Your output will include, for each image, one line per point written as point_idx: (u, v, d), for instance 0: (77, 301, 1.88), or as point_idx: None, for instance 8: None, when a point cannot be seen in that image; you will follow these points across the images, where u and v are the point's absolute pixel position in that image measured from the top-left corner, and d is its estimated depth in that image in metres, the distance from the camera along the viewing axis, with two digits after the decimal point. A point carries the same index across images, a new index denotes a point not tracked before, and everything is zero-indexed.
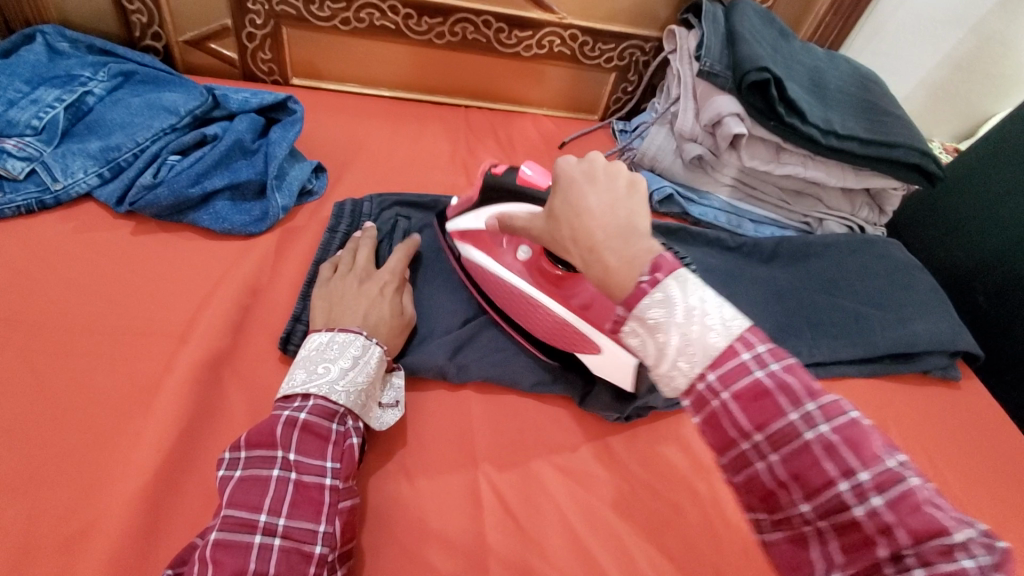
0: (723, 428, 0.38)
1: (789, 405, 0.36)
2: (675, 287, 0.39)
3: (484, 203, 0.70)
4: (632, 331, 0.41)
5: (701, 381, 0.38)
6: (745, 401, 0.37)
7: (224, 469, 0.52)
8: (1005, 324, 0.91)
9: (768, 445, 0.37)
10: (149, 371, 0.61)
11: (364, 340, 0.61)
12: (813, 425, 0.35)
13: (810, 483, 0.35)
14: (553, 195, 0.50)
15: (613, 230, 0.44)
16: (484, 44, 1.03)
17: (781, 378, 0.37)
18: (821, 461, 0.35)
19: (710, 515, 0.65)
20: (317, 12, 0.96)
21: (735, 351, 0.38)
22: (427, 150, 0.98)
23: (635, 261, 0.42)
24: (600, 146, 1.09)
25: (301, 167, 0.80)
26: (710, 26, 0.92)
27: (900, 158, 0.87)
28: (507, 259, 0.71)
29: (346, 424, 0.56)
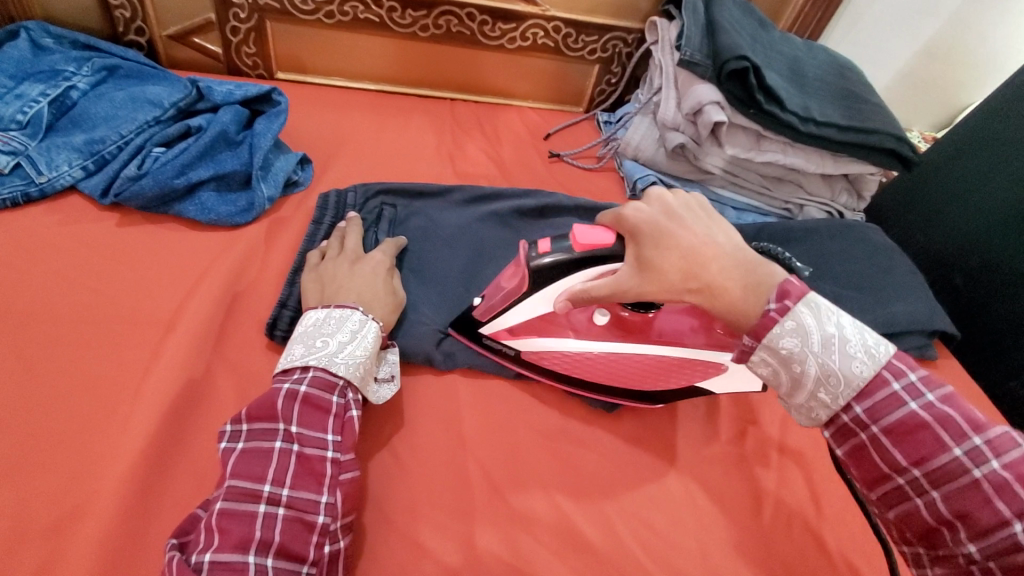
0: (873, 464, 0.47)
1: (951, 441, 0.43)
2: (807, 315, 0.47)
3: (538, 290, 0.61)
4: (765, 361, 0.49)
5: (848, 413, 0.47)
6: (897, 437, 0.45)
7: (226, 440, 0.52)
8: (980, 304, 0.94)
9: (927, 480, 0.44)
10: (137, 360, 0.61)
11: (360, 315, 0.62)
12: (980, 464, 0.42)
13: (975, 522, 0.41)
14: (637, 243, 0.54)
15: (725, 264, 0.52)
16: (468, 36, 1.04)
17: (939, 413, 0.44)
18: (991, 499, 0.41)
19: (695, 492, 0.66)
20: (301, 5, 0.96)
21: (884, 381, 0.46)
22: (414, 142, 0.99)
23: (760, 291, 0.50)
24: (585, 137, 1.10)
25: (286, 158, 0.81)
26: (690, 16, 0.93)
27: (877, 144, 0.89)
28: (581, 329, 0.68)
29: (346, 397, 0.57)
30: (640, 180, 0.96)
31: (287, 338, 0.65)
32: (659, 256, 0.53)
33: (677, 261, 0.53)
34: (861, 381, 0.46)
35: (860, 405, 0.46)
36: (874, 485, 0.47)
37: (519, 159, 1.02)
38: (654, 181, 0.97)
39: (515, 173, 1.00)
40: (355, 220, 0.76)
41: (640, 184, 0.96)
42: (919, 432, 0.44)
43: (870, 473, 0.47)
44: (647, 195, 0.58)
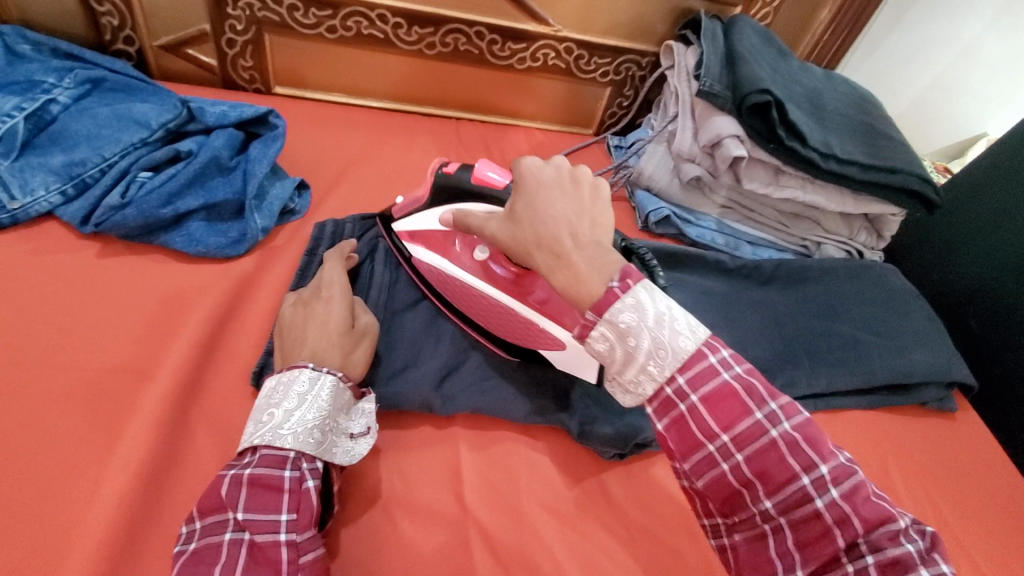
0: (689, 433, 0.45)
1: (753, 405, 0.44)
2: (644, 293, 0.46)
3: (435, 205, 0.70)
4: (603, 337, 0.46)
5: (672, 384, 0.45)
6: (710, 406, 0.44)
7: (179, 542, 0.48)
8: (995, 351, 0.91)
9: (734, 445, 0.43)
10: (113, 412, 0.56)
11: (309, 371, 0.54)
12: (776, 426, 0.43)
13: (773, 481, 0.43)
14: (517, 196, 0.55)
15: (579, 237, 0.51)
16: (476, 55, 1.00)
17: (746, 382, 0.44)
18: (786, 457, 0.42)
19: (711, 560, 0.62)
20: (302, 19, 0.92)
21: (704, 354, 0.45)
22: (417, 165, 0.94)
23: (605, 268, 0.48)
24: (593, 163, 1.06)
25: (282, 185, 0.76)
26: (709, 45, 0.89)
27: (900, 184, 0.85)
28: (462, 258, 0.71)
29: (300, 468, 0.51)
30: (654, 213, 0.92)
31: None
32: (525, 213, 0.53)
33: (535, 224, 0.52)
34: (685, 354, 0.45)
35: (684, 375, 0.45)
36: (685, 456, 0.45)
37: None
38: (668, 214, 0.93)
39: None
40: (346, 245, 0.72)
41: (653, 216, 0.92)
42: (729, 400, 0.44)
43: (684, 444, 0.45)
44: (553, 158, 0.56)
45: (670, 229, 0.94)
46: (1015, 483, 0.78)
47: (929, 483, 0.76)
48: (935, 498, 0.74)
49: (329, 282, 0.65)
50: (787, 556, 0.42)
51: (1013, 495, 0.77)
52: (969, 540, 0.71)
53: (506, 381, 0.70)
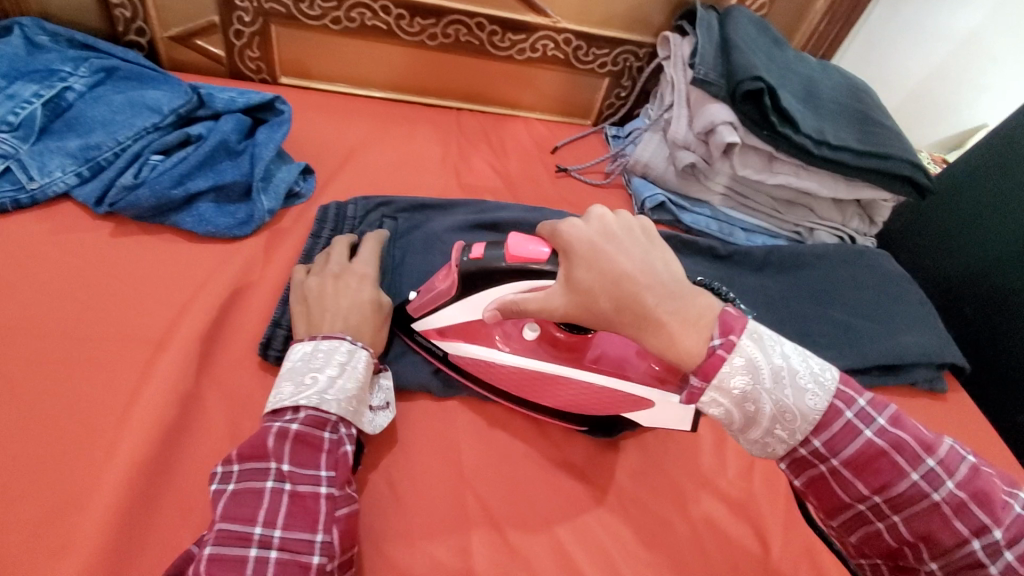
0: (836, 493, 0.46)
1: (907, 465, 0.44)
2: (754, 349, 0.46)
3: (468, 293, 0.62)
4: (716, 402, 0.47)
5: (807, 446, 0.46)
6: (856, 469, 0.45)
7: (218, 483, 0.51)
8: (989, 335, 0.92)
9: (890, 507, 0.44)
10: (127, 379, 0.59)
11: (349, 344, 0.60)
12: (935, 484, 0.43)
13: (938, 543, 0.43)
14: (570, 262, 0.53)
15: (662, 291, 0.49)
16: (476, 46, 1.02)
17: (893, 438, 0.45)
18: (951, 519, 0.43)
19: (699, 527, 0.65)
20: (307, 10, 0.94)
21: (839, 411, 0.45)
22: (418, 153, 0.96)
23: (700, 325, 0.47)
24: (592, 152, 1.08)
25: (288, 169, 0.79)
26: (704, 34, 0.92)
27: (891, 169, 0.87)
28: (513, 344, 0.67)
29: (339, 432, 0.55)
30: (649, 199, 0.94)
31: (281, 358, 0.63)
32: (590, 278, 0.51)
33: (610, 290, 0.50)
34: (815, 415, 0.45)
35: (819, 438, 0.45)
36: (835, 514, 0.47)
37: (525, 173, 1.00)
38: (664, 201, 0.95)
39: (520, 187, 0.97)
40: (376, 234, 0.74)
41: (649, 203, 0.94)
42: (877, 460, 0.44)
43: (833, 504, 0.47)
44: (591, 211, 0.55)
45: (665, 216, 0.96)
46: (1001, 461, 0.80)
47: None
48: None
49: (361, 263, 0.69)
50: None
51: (999, 472, 0.79)
52: None
53: None
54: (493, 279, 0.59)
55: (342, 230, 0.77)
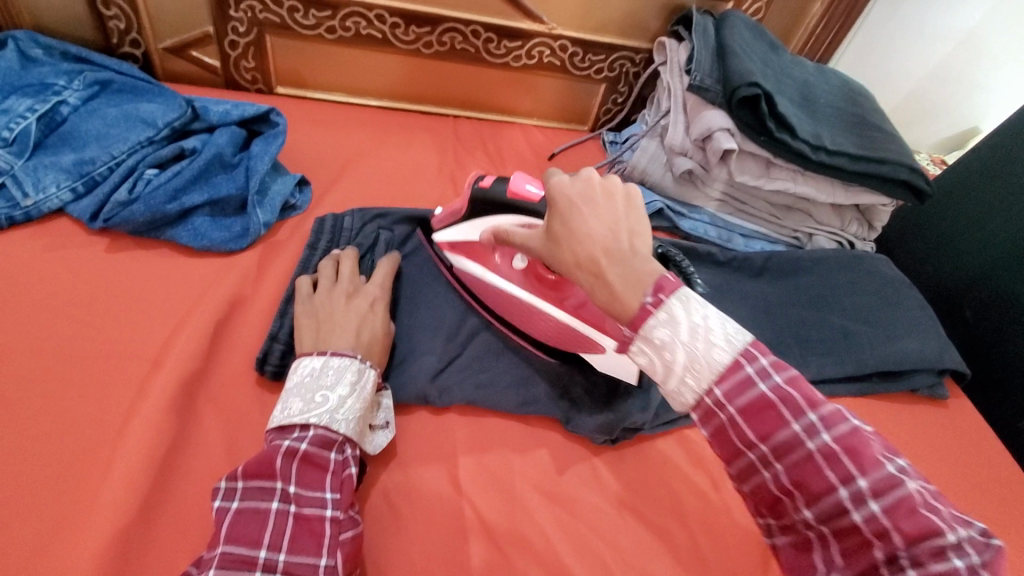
0: (726, 442, 0.44)
1: (791, 416, 0.42)
2: (678, 308, 0.44)
3: (474, 216, 0.71)
4: (642, 351, 0.45)
5: (710, 395, 0.43)
6: (746, 418, 0.42)
7: (221, 499, 0.50)
8: (990, 340, 0.92)
9: (773, 456, 0.42)
10: (123, 398, 0.59)
11: (359, 362, 0.60)
12: (813, 438, 0.41)
13: (811, 492, 0.41)
14: (549, 216, 0.52)
15: (614, 252, 0.47)
16: (472, 54, 1.02)
17: (782, 392, 0.42)
18: (822, 469, 0.40)
19: (699, 539, 0.64)
20: (302, 20, 0.94)
21: (740, 364, 0.43)
22: (415, 161, 0.96)
23: (638, 284, 0.46)
24: (589, 158, 1.08)
25: (284, 181, 0.78)
26: (700, 40, 0.91)
27: (889, 174, 0.87)
28: (503, 269, 0.73)
29: (345, 453, 0.55)
30: (647, 206, 0.94)
31: (279, 373, 0.62)
32: (557, 226, 0.51)
33: (569, 243, 0.49)
34: (721, 367, 0.43)
35: (719, 388, 0.43)
36: (728, 461, 0.45)
37: None
38: (662, 208, 0.94)
39: None
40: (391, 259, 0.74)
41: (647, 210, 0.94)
42: (765, 412, 0.42)
43: (723, 450, 0.45)
44: (581, 171, 0.52)
45: (663, 222, 0.96)
46: (1003, 468, 0.79)
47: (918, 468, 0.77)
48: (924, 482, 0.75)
49: (376, 285, 0.69)
50: (830, 565, 0.41)
51: (1001, 479, 0.78)
52: None
53: (498, 376, 0.72)
54: (492, 208, 0.68)
55: (339, 243, 0.77)
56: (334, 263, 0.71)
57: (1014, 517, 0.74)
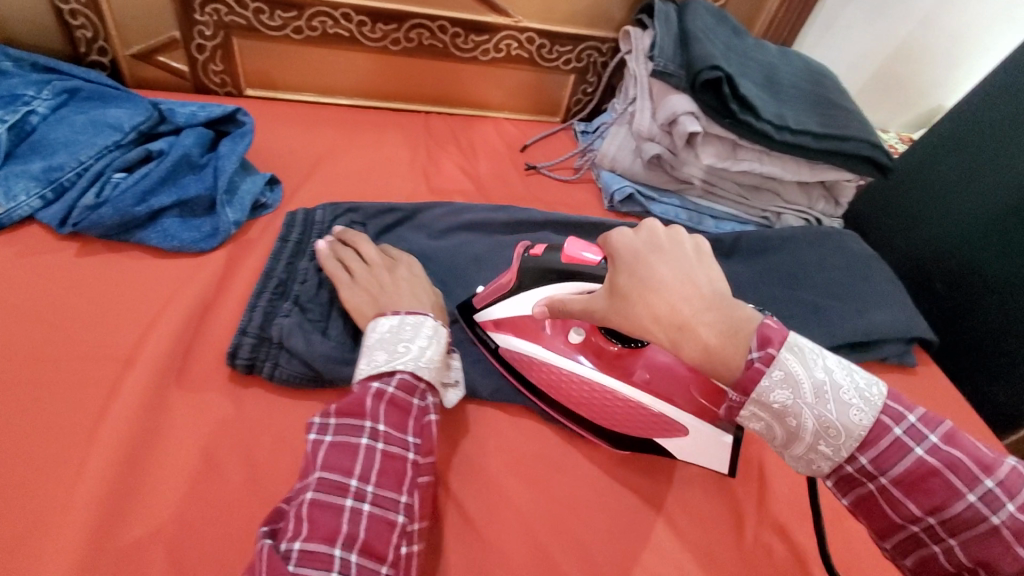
0: (886, 514, 0.47)
1: (964, 486, 0.44)
2: (794, 363, 0.46)
3: (525, 289, 0.68)
4: (759, 418, 0.47)
5: (855, 464, 0.46)
6: (908, 488, 0.45)
7: (315, 434, 0.53)
8: (958, 309, 0.94)
9: (946, 530, 0.45)
10: (95, 397, 0.59)
11: (432, 320, 0.63)
12: (995, 510, 0.43)
13: (998, 570, 0.43)
14: (615, 269, 0.53)
15: (701, 306, 0.48)
16: (440, 49, 1.03)
17: (948, 458, 0.45)
18: (1011, 544, 0.43)
19: (672, 512, 0.65)
20: (268, 21, 0.95)
21: (889, 429, 0.45)
22: (387, 158, 0.96)
23: (738, 337, 0.47)
24: (561, 148, 1.09)
25: (253, 180, 0.79)
26: (662, 26, 0.93)
27: (852, 150, 0.88)
28: (559, 344, 0.69)
29: (426, 400, 0.58)
30: (617, 192, 0.96)
31: (249, 366, 0.62)
32: (633, 288, 0.51)
33: (646, 298, 0.50)
34: (862, 430, 0.45)
35: (867, 456, 0.46)
36: (887, 535, 0.47)
37: (495, 173, 1.00)
38: (632, 193, 0.97)
39: (491, 187, 0.97)
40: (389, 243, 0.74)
41: (617, 196, 0.96)
42: (928, 480, 0.45)
43: (885, 524, 0.47)
44: (640, 224, 0.54)
45: (634, 207, 0.98)
46: (971, 431, 0.81)
47: None
48: None
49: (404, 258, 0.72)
50: None
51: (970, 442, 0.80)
52: None
53: (474, 362, 0.73)
54: (548, 279, 0.66)
55: (310, 238, 0.76)
56: (353, 249, 0.72)
57: None
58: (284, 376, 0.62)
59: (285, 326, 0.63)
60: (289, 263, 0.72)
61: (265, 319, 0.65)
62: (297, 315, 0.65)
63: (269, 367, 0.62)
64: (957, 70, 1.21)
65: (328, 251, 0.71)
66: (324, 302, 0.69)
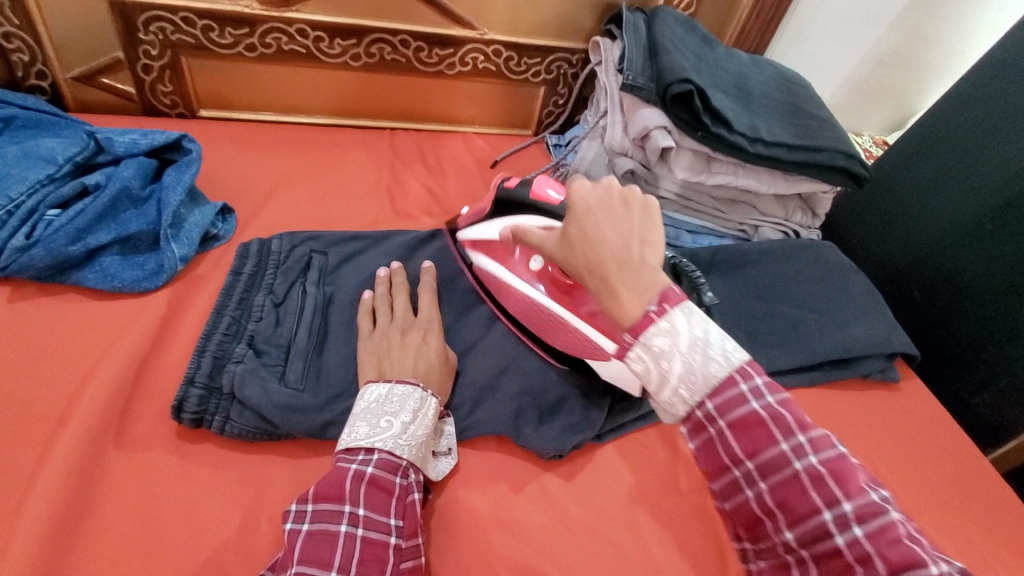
0: (717, 456, 0.46)
1: (780, 436, 0.44)
2: (680, 318, 0.44)
3: (497, 216, 0.73)
4: (639, 357, 0.45)
5: (700, 408, 0.45)
6: (737, 432, 0.44)
7: (291, 522, 0.49)
8: (936, 318, 0.93)
9: (759, 474, 0.45)
10: (23, 462, 0.54)
11: (422, 391, 0.58)
12: (801, 457, 0.43)
13: (795, 513, 0.43)
14: (567, 220, 0.51)
15: (627, 262, 0.47)
16: (404, 64, 0.99)
17: (775, 411, 0.44)
18: (808, 490, 0.43)
19: (653, 553, 0.62)
20: (218, 39, 0.90)
21: (735, 381, 0.45)
22: (350, 179, 0.92)
23: (645, 292, 0.45)
24: (533, 163, 1.06)
25: (202, 211, 0.74)
26: (631, 38, 0.89)
27: (827, 161, 0.86)
28: (519, 269, 0.72)
29: (409, 478, 0.54)
30: None
31: (197, 420, 0.57)
32: (573, 230, 0.50)
33: (584, 249, 0.49)
34: (715, 381, 0.44)
35: (713, 402, 0.44)
36: (715, 476, 0.47)
37: (463, 192, 0.96)
38: None
39: (459, 207, 0.94)
40: (430, 275, 0.73)
41: None
42: (755, 429, 0.44)
43: (713, 465, 0.47)
44: (602, 177, 0.51)
45: None
46: (953, 447, 0.79)
47: (873, 455, 0.77)
48: (880, 470, 0.75)
49: (425, 314, 0.68)
50: None
51: (954, 459, 0.78)
52: (914, 509, 0.72)
53: None
54: (517, 209, 0.71)
55: (265, 271, 0.70)
56: (371, 302, 0.68)
57: (969, 497, 0.74)
58: (235, 431, 0.57)
59: (237, 375, 0.58)
60: (243, 298, 0.66)
61: (214, 366, 0.59)
62: (251, 360, 0.60)
63: (218, 422, 0.57)
64: (926, 74, 1.23)
65: (370, 296, 0.68)
66: (281, 344, 0.63)
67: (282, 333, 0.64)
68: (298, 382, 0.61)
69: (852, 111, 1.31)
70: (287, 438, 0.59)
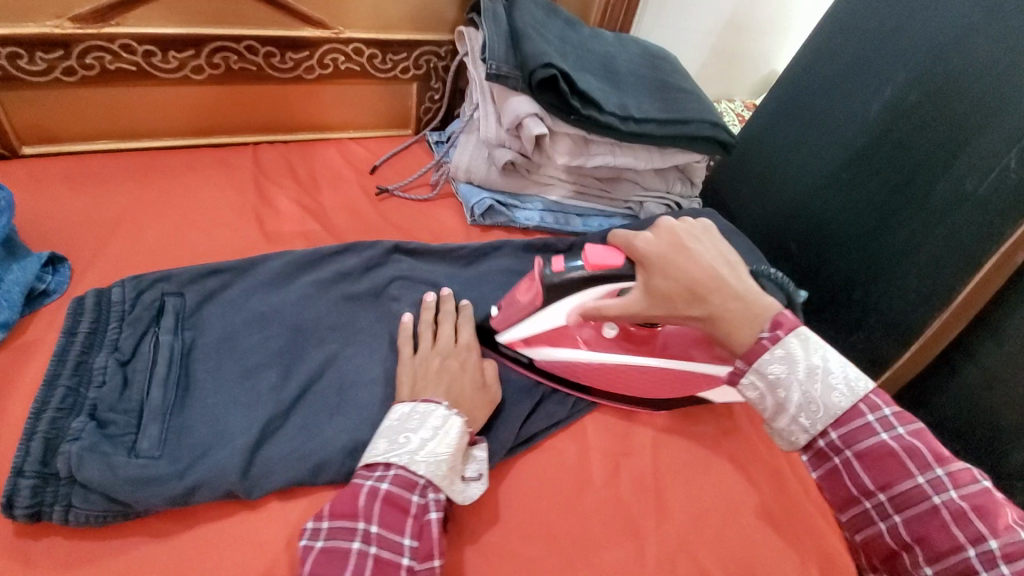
0: (843, 486, 0.55)
1: (917, 469, 0.51)
2: (795, 344, 0.53)
3: (549, 302, 0.68)
4: (755, 385, 0.55)
5: (825, 438, 0.55)
6: (869, 463, 0.53)
7: (306, 539, 0.50)
8: (812, 267, 0.99)
9: (893, 506, 0.52)
10: None
11: (445, 409, 0.58)
12: (940, 491, 0.50)
13: (933, 546, 0.50)
14: (646, 270, 0.62)
15: (729, 293, 0.57)
16: (256, 72, 0.91)
17: (907, 443, 0.52)
18: (948, 524, 0.49)
19: (572, 556, 0.60)
20: (27, 66, 0.77)
21: (860, 412, 0.54)
22: (210, 206, 0.84)
23: (756, 321, 0.56)
24: (415, 164, 1.02)
25: (23, 266, 0.65)
26: (491, 25, 0.87)
27: (695, 132, 0.89)
28: (594, 341, 0.70)
29: (426, 497, 0.54)
30: (478, 205, 0.91)
31: (34, 514, 0.49)
32: (664, 284, 0.60)
33: (679, 289, 0.59)
34: (838, 409, 0.53)
35: (837, 431, 0.54)
36: (844, 507, 0.56)
37: (343, 205, 0.91)
38: (492, 203, 0.92)
39: (340, 222, 0.88)
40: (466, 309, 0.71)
41: (478, 209, 0.91)
42: (887, 459, 0.52)
43: (841, 496, 0.55)
44: (659, 226, 0.63)
45: (498, 217, 0.93)
46: None
47: None
48: None
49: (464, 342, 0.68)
50: None
51: None
52: None
53: (329, 422, 0.60)
54: (569, 290, 0.67)
55: (107, 326, 0.61)
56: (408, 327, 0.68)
57: None
58: (82, 519, 0.50)
59: (73, 455, 0.50)
60: (80, 361, 0.57)
61: (48, 448, 0.51)
62: (91, 434, 0.52)
63: (59, 512, 0.49)
64: (777, 37, 1.32)
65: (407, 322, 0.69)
66: (130, 408, 0.55)
67: (132, 396, 0.56)
68: (154, 449, 0.54)
69: (718, 79, 1.38)
70: (149, 513, 0.52)
